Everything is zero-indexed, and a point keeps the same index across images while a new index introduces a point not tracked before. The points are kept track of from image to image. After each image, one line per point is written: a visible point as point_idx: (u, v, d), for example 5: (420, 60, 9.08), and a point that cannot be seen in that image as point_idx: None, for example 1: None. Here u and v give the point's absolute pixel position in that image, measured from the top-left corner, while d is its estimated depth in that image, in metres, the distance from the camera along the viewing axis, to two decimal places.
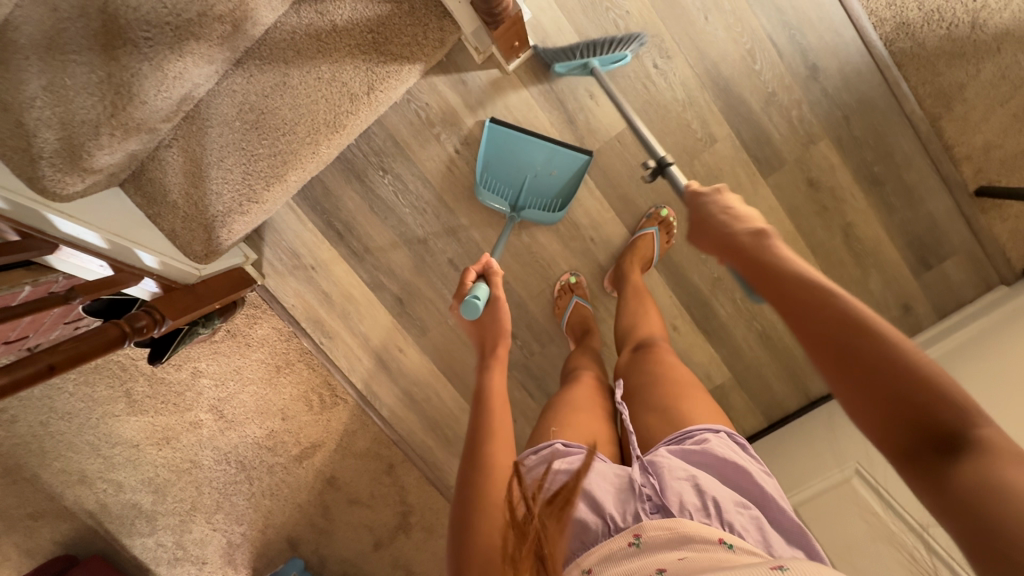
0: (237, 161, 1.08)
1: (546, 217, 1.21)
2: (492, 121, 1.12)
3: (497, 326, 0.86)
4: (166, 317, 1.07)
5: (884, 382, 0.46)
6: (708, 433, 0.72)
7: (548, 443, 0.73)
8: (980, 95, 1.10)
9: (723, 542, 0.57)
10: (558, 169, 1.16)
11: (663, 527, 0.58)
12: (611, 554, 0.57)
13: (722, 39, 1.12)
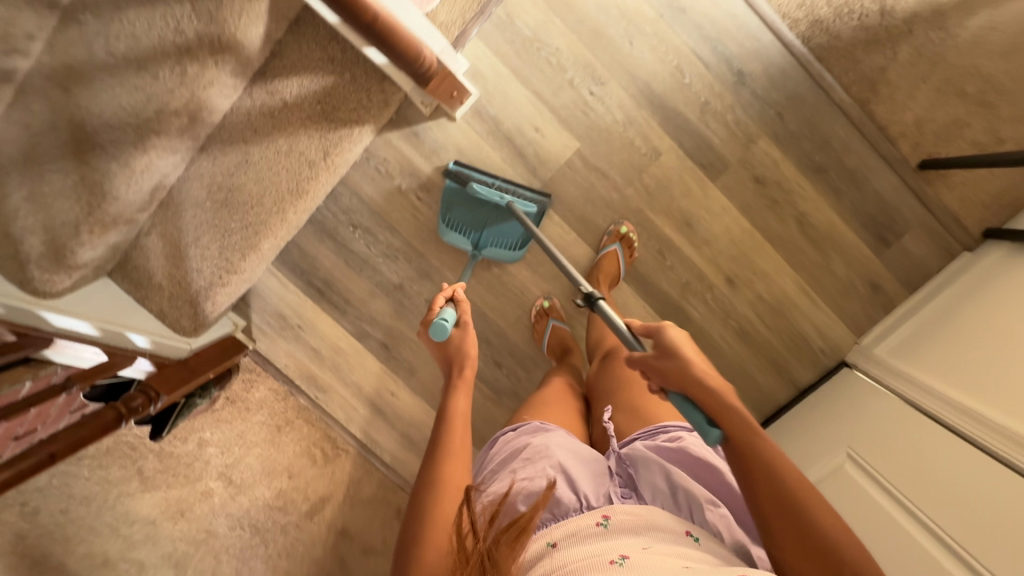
0: (210, 236, 1.14)
1: (507, 255, 1.26)
2: (454, 163, 1.22)
3: (465, 350, 0.90)
4: (161, 393, 1.11)
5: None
6: (682, 431, 0.76)
7: (526, 422, 0.82)
8: (901, 75, 1.15)
9: (688, 534, 0.62)
10: (519, 211, 1.23)
11: (634, 514, 0.63)
12: (580, 529, 0.61)
13: (649, 60, 1.18)
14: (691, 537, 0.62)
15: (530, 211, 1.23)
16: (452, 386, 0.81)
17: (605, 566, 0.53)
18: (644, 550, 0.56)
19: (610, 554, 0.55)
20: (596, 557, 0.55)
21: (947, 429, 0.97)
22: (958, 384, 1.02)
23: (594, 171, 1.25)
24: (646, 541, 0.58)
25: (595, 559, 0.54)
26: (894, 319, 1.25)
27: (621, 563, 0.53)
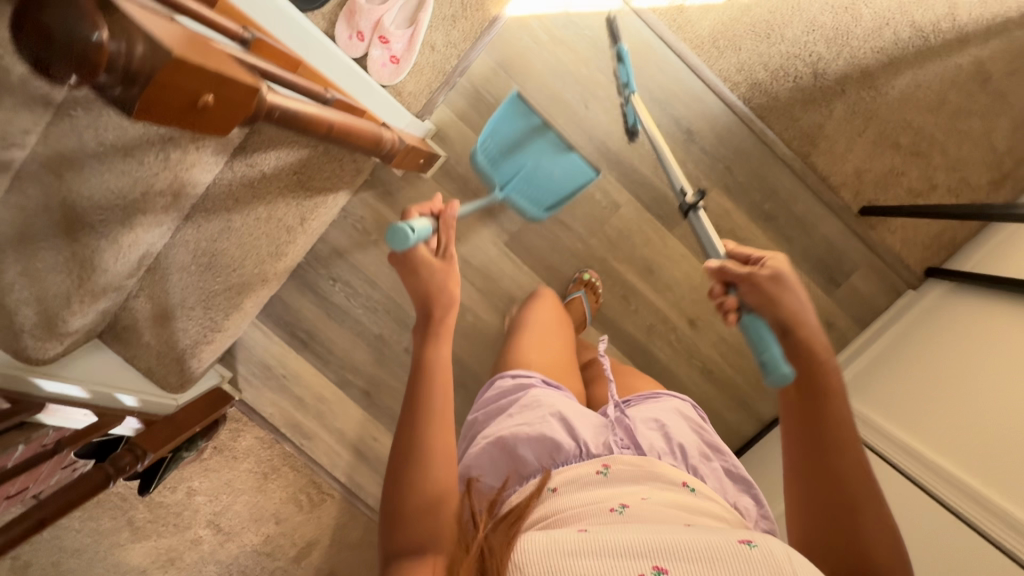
0: (192, 293, 1.21)
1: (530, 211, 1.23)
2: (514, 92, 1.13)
3: (446, 292, 0.77)
4: (148, 451, 1.17)
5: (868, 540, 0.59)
6: (671, 399, 0.90)
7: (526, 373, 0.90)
8: (837, 130, 1.24)
9: (686, 485, 0.70)
10: (562, 172, 1.18)
11: (631, 466, 0.69)
12: (582, 476, 0.68)
13: (604, 122, 1.27)
14: (689, 490, 0.69)
15: (570, 176, 1.18)
16: (422, 333, 0.76)
17: (607, 515, 0.61)
18: (643, 501, 0.64)
19: (610, 503, 0.63)
20: (595, 505, 0.63)
21: (892, 468, 1.02)
22: (903, 422, 1.07)
23: (558, 224, 1.33)
24: (646, 491, 0.66)
25: (597, 509, 0.62)
26: (847, 356, 1.31)
27: (620, 511, 0.62)
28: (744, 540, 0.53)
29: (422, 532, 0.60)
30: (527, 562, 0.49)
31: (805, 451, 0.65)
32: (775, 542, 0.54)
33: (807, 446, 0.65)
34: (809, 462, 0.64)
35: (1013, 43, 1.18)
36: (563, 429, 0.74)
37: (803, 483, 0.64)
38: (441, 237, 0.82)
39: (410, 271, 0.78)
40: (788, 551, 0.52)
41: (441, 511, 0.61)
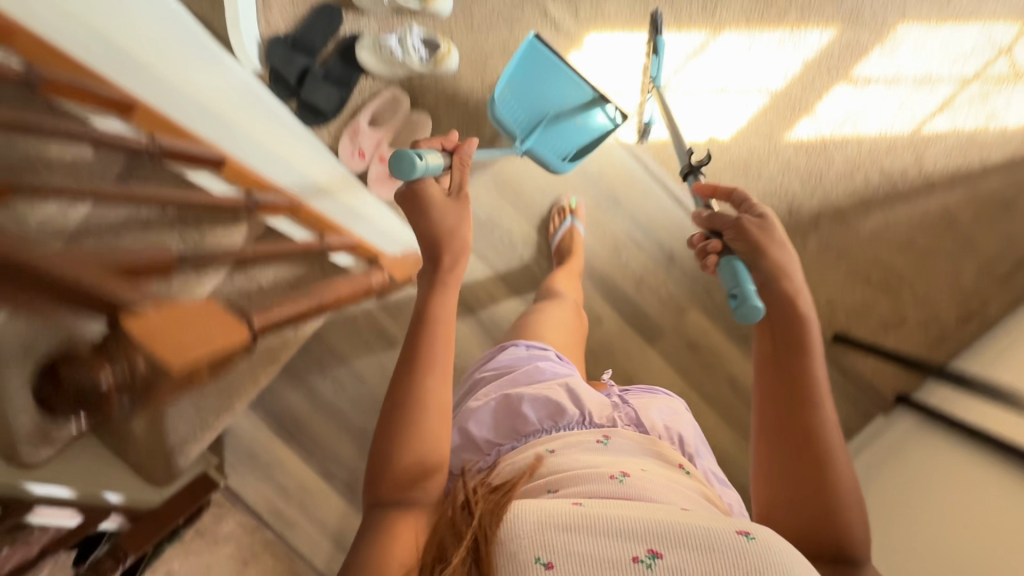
0: (189, 420, 1.16)
1: (555, 163, 1.23)
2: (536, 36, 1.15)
3: (461, 234, 0.79)
4: (129, 554, 1.12)
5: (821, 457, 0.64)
6: (664, 394, 0.99)
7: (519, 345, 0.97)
8: (812, 261, 1.28)
9: (682, 467, 0.75)
10: (585, 121, 1.21)
11: (627, 441, 0.76)
12: (583, 442, 0.74)
13: (591, 241, 1.33)
14: (685, 471, 0.74)
15: (593, 125, 1.22)
16: (438, 279, 0.76)
17: (607, 483, 0.64)
18: (643, 470, 0.68)
19: (610, 471, 0.66)
20: (597, 470, 0.66)
21: None
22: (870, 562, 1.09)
23: None
24: (644, 464, 0.70)
25: (596, 476, 0.65)
26: None
27: (620, 479, 0.64)
28: (741, 531, 0.55)
29: (408, 474, 0.63)
30: (518, 539, 0.54)
31: (775, 385, 0.69)
32: (774, 543, 0.55)
33: (778, 415, 0.68)
34: (778, 393, 0.69)
35: (978, 190, 1.24)
36: (570, 399, 0.82)
37: (768, 446, 0.68)
38: (457, 192, 0.84)
39: (410, 203, 0.80)
40: (775, 543, 0.55)
41: (420, 484, 0.64)
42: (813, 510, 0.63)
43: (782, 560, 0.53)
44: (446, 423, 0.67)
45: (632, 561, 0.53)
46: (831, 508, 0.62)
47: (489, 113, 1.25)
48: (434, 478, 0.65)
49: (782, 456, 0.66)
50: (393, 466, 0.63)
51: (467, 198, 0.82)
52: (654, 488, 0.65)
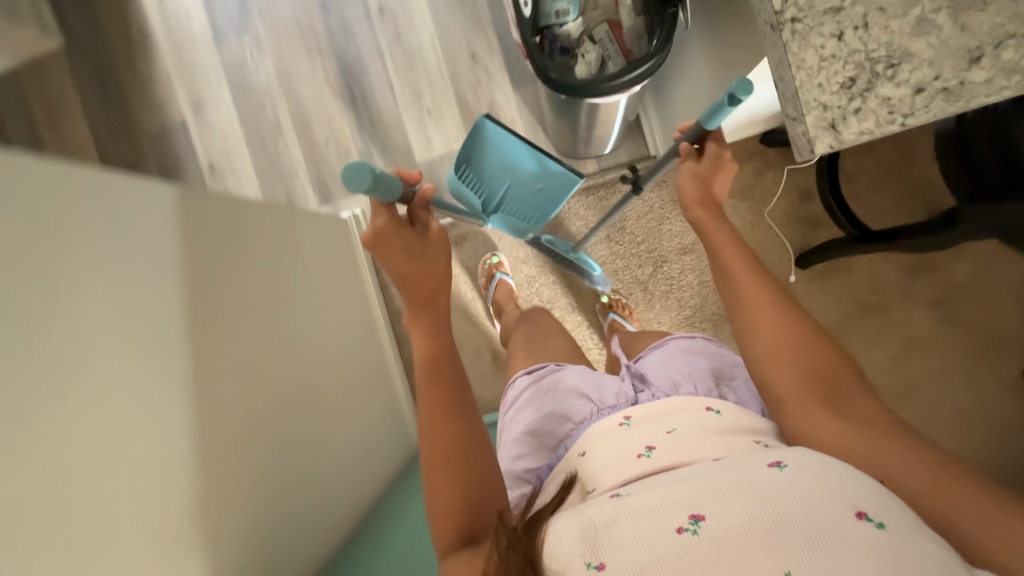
0: None
1: (520, 229, 1.07)
2: (485, 117, 0.88)
3: (434, 269, 0.62)
4: None
5: (810, 360, 0.57)
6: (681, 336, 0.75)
7: (541, 364, 0.76)
8: None
9: (708, 409, 0.57)
10: (543, 183, 0.97)
11: (660, 404, 0.60)
12: (606, 429, 0.58)
13: None
14: (713, 413, 0.57)
15: (551, 189, 0.99)
16: (419, 320, 0.62)
17: (633, 464, 0.52)
18: (670, 435, 0.54)
19: (637, 450, 0.53)
20: (623, 456, 0.53)
21: None
22: None
23: None
24: (671, 425, 0.55)
25: (624, 452, 0.54)
26: None
27: (649, 454, 0.52)
28: (859, 513, 0.41)
29: (466, 512, 0.53)
30: (569, 550, 0.44)
31: (754, 316, 0.61)
32: (899, 518, 0.41)
33: (755, 331, 0.60)
34: (752, 313, 0.61)
35: None
36: (590, 383, 0.67)
37: (749, 336, 0.61)
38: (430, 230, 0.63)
39: (377, 249, 0.61)
40: (828, 466, 0.45)
41: (492, 508, 0.54)
42: (816, 393, 0.55)
43: (906, 519, 0.41)
44: (476, 450, 0.56)
45: (677, 533, 0.43)
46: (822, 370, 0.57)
47: (452, 181, 0.96)
48: (497, 503, 0.55)
49: (773, 336, 0.59)
50: (441, 505, 0.54)
51: (436, 229, 0.64)
52: (712, 449, 0.51)
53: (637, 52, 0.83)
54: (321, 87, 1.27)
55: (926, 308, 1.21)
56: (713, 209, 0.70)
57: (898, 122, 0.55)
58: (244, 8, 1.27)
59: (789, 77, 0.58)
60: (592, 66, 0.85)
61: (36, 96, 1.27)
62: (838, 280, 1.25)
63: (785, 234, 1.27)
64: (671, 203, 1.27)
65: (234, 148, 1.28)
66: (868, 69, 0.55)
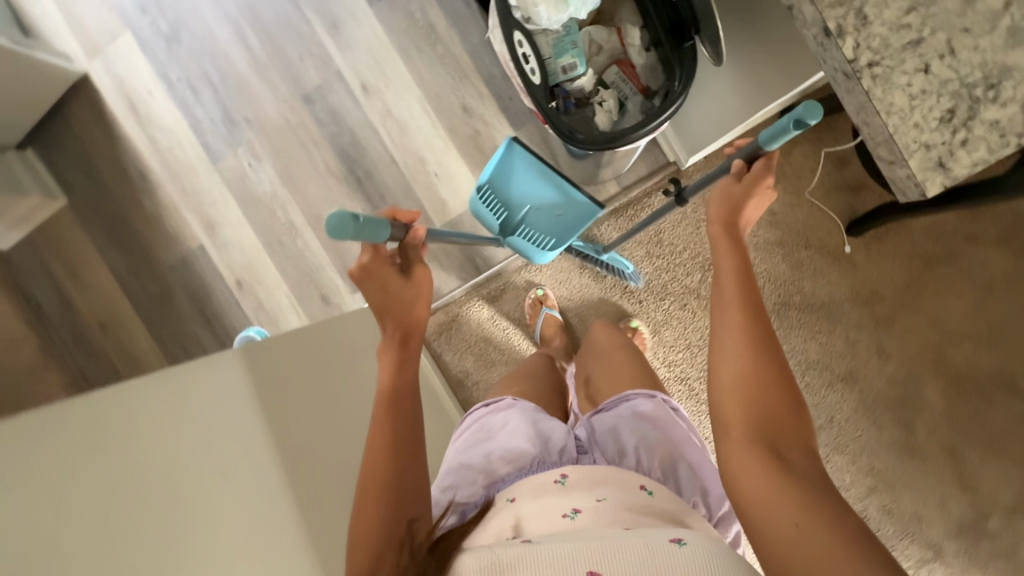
0: None
1: (535, 253, 0.98)
2: (514, 140, 0.94)
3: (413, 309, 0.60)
4: None
5: (767, 426, 0.44)
6: (644, 398, 0.65)
7: (500, 397, 0.71)
8: None
9: (643, 488, 0.51)
10: (560, 206, 0.96)
11: (597, 470, 0.53)
12: (532, 486, 0.51)
13: None
14: (644, 493, 0.50)
15: (571, 215, 0.96)
16: (383, 351, 0.58)
17: (554, 522, 0.46)
18: (600, 504, 0.47)
19: (560, 509, 0.48)
20: (546, 513, 0.48)
21: None
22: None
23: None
24: (605, 493, 0.49)
25: (547, 512, 0.48)
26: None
27: (574, 517, 0.46)
28: None
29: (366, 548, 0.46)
30: None
31: (726, 357, 0.47)
32: None
33: (721, 376, 0.47)
34: (728, 354, 0.47)
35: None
36: (533, 433, 0.60)
37: (713, 377, 0.48)
38: (411, 268, 0.62)
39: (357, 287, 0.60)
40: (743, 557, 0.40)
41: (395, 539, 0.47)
42: (760, 444, 0.44)
43: None
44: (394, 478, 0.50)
45: None
46: (777, 421, 0.45)
47: (471, 202, 0.97)
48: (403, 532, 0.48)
49: (736, 389, 0.46)
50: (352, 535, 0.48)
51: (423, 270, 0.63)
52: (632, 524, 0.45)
53: (655, 85, 0.79)
54: (278, 104, 1.19)
55: (995, 248, 0.99)
56: (733, 232, 0.55)
57: (1012, 143, 0.49)
58: (229, 119, 1.20)
59: (877, 121, 0.52)
60: (613, 112, 0.80)
61: (47, 243, 1.24)
62: (894, 239, 1.02)
63: (828, 207, 1.03)
64: (704, 203, 1.07)
65: (256, 259, 1.20)
66: (966, 96, 0.49)
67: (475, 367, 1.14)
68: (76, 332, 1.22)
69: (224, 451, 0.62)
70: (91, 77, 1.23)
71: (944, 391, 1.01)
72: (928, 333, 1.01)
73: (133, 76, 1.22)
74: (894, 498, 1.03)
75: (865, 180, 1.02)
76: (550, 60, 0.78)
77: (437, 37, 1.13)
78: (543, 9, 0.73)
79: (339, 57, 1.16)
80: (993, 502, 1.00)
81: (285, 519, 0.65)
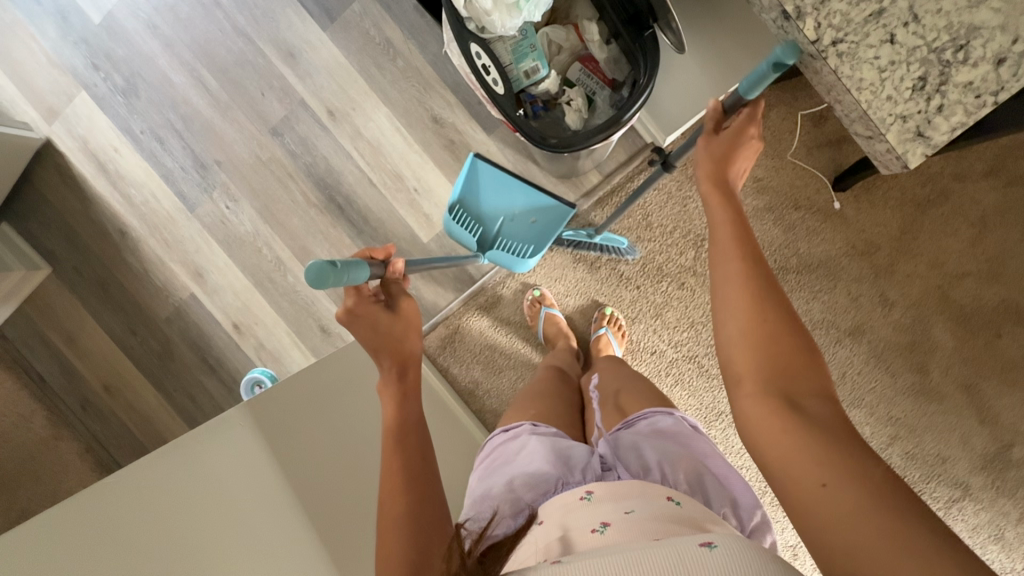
0: None
1: (516, 262, 0.97)
2: (476, 157, 0.95)
3: (410, 341, 0.60)
4: None
5: (791, 392, 0.41)
6: (661, 415, 0.64)
7: (517, 421, 0.70)
8: None
9: (669, 498, 0.51)
10: (531, 212, 0.98)
11: (623, 485, 0.53)
12: (560, 506, 0.52)
13: None
14: (671, 503, 0.50)
15: (544, 219, 0.99)
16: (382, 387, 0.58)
17: (584, 537, 0.46)
18: (628, 515, 0.48)
19: (591, 523, 0.48)
20: (575, 529, 0.48)
21: None
22: None
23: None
24: (631, 504, 0.49)
25: (582, 528, 0.48)
26: None
27: (602, 531, 0.46)
28: None
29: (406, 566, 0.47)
30: None
31: (739, 322, 0.43)
32: None
33: (736, 343, 0.43)
34: (741, 319, 0.43)
35: None
36: (553, 454, 0.60)
37: (731, 345, 0.44)
38: (396, 302, 0.62)
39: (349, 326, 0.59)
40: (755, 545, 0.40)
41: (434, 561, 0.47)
42: (774, 396, 0.41)
43: None
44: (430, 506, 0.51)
45: None
46: (790, 372, 0.41)
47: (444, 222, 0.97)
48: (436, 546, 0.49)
49: (756, 358, 0.42)
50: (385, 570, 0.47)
51: (409, 302, 0.62)
52: (660, 532, 0.45)
53: (621, 77, 0.77)
54: (245, 139, 1.17)
55: (985, 182, 0.98)
56: (726, 189, 0.51)
57: (990, 103, 0.48)
58: (201, 164, 1.18)
59: (851, 100, 0.52)
60: (583, 110, 0.78)
61: (39, 315, 1.23)
62: (884, 189, 1.01)
63: (815, 164, 1.02)
64: (688, 181, 1.05)
65: (250, 299, 1.19)
66: (935, 62, 0.49)
67: (484, 375, 1.14)
68: (82, 398, 1.22)
69: (227, 500, 0.67)
70: (54, 142, 1.21)
71: (954, 330, 1.01)
72: (929, 277, 1.01)
73: (97, 134, 1.20)
74: (917, 442, 1.03)
75: (846, 133, 1.01)
76: (511, 66, 0.77)
77: (395, 50, 1.11)
78: (496, 17, 0.71)
79: (300, 85, 1.14)
80: (1015, 431, 1.01)
81: (307, 549, 0.69)
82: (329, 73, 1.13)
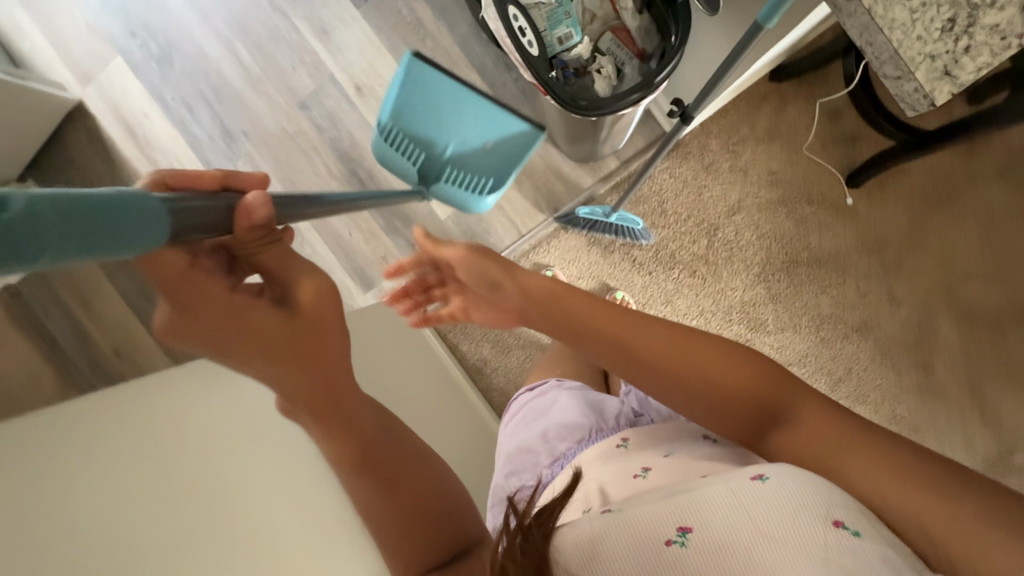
0: None
1: (469, 199, 1.02)
2: (412, 56, 0.94)
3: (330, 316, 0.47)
4: None
5: (767, 406, 0.50)
6: None
7: (544, 380, 0.77)
8: None
9: (705, 437, 0.56)
10: (481, 135, 0.99)
11: (659, 430, 0.59)
12: (602, 454, 0.58)
13: None
14: (709, 441, 0.56)
15: (500, 143, 1.00)
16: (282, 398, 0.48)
17: (628, 484, 0.51)
18: (666, 457, 0.53)
19: (633, 470, 0.53)
20: (618, 476, 0.53)
21: None
22: None
23: None
24: (670, 447, 0.55)
25: (618, 478, 0.53)
26: None
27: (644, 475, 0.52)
28: (834, 521, 0.40)
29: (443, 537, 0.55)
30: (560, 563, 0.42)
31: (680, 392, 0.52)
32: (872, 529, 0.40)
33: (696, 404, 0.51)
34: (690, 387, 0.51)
35: None
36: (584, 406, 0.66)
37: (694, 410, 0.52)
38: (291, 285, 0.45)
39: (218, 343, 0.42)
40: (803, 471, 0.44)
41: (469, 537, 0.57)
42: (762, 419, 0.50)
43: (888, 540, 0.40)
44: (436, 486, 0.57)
45: (664, 544, 0.42)
46: (761, 395, 0.50)
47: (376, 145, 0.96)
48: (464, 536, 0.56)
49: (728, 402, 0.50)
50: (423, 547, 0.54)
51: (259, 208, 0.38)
52: (701, 467, 0.50)
53: (650, 48, 0.81)
54: (273, 110, 1.20)
55: (993, 184, 1.01)
56: None
57: (1014, 43, 0.51)
58: (227, 133, 1.21)
59: (886, 39, 0.57)
60: (612, 78, 0.81)
61: None
62: (896, 186, 1.04)
63: (828, 160, 1.05)
64: (704, 170, 1.07)
65: None
66: (964, 4, 0.52)
67: (493, 354, 1.15)
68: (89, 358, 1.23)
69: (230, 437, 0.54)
70: (86, 104, 1.24)
71: (960, 328, 1.02)
72: (936, 274, 1.03)
73: (128, 99, 1.23)
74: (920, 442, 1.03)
75: (861, 130, 1.04)
76: (545, 32, 0.81)
77: (426, 30, 1.15)
78: None
79: (331, 60, 1.17)
80: (1018, 435, 1.01)
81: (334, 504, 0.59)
82: (360, 49, 1.16)
